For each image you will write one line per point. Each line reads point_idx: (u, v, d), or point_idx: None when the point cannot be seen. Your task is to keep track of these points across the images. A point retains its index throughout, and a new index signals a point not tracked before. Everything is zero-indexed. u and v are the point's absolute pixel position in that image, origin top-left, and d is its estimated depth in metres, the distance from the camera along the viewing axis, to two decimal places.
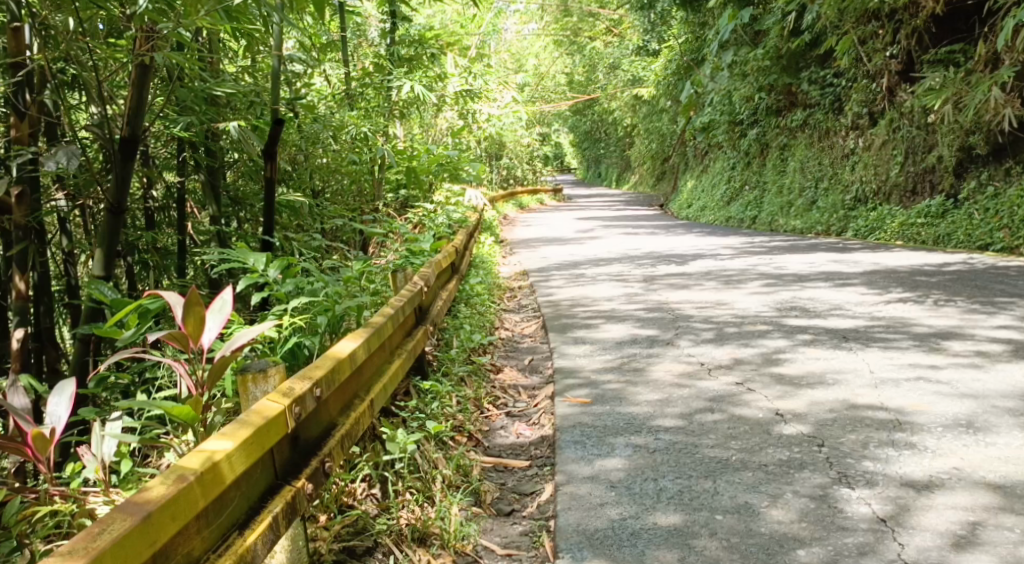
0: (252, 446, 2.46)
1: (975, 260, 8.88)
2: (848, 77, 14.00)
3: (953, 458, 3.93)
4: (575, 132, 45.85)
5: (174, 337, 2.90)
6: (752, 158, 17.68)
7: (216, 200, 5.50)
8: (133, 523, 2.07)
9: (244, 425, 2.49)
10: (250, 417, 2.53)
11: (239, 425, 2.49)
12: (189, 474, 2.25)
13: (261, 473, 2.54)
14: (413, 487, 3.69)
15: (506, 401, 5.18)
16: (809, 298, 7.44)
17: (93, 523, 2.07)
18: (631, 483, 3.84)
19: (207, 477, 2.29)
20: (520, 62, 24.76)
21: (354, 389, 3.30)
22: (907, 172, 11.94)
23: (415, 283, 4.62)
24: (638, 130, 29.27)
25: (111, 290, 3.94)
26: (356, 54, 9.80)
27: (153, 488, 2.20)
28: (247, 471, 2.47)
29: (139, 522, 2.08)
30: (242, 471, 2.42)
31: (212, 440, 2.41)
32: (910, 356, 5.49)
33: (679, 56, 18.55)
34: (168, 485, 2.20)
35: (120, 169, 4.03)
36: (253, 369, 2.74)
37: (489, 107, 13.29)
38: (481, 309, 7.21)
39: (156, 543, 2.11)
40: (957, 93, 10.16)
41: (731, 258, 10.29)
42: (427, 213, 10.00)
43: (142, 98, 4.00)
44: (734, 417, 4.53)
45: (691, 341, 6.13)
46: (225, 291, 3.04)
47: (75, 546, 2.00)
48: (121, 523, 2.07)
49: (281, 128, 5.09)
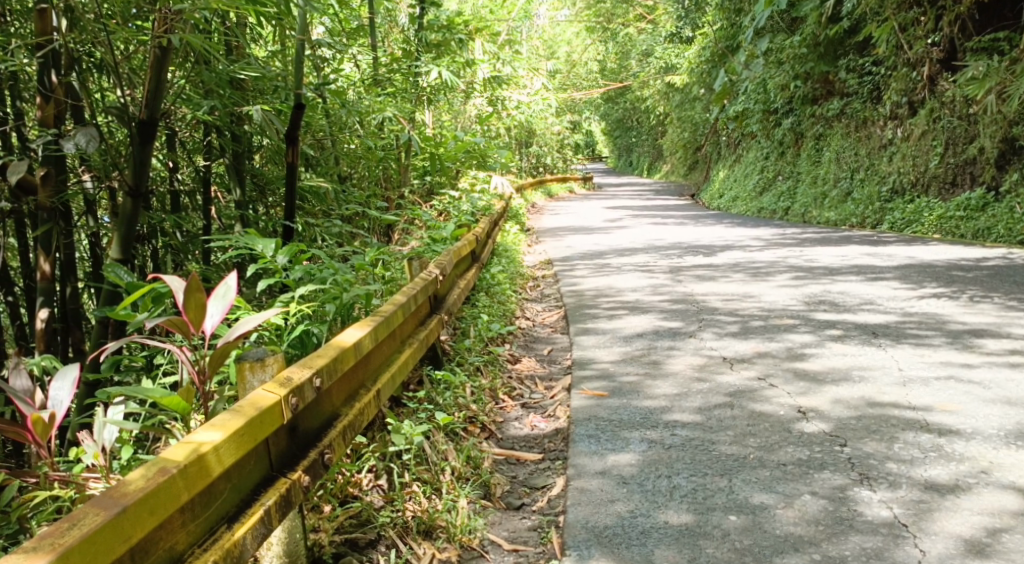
0: (242, 438, 2.42)
1: (1015, 255, 8.69)
2: (888, 66, 13.75)
3: (980, 462, 3.82)
4: (608, 119, 45.55)
5: (174, 324, 2.89)
6: (787, 148, 17.44)
7: (241, 184, 5.46)
8: (104, 519, 2.04)
9: (236, 416, 2.46)
10: (243, 408, 2.49)
11: (231, 416, 2.45)
12: (172, 467, 2.22)
13: (253, 465, 2.50)
14: (420, 478, 3.64)
15: (522, 392, 5.12)
16: (839, 292, 7.30)
17: (64, 518, 2.04)
18: (643, 480, 3.76)
19: (192, 470, 2.25)
20: (552, 49, 24.59)
21: (360, 378, 3.26)
22: (946, 164, 11.69)
23: (430, 272, 4.56)
24: (671, 119, 29.03)
25: (128, 274, 3.91)
26: (385, 40, 9.76)
27: (133, 480, 2.16)
28: (238, 463, 2.43)
29: (111, 518, 2.04)
30: (231, 464, 2.38)
31: (201, 430, 2.38)
32: (942, 354, 5.35)
33: (715, 43, 18.31)
34: (148, 477, 2.17)
35: (139, 151, 4.01)
36: (251, 357, 2.70)
37: (518, 94, 13.19)
38: (502, 298, 7.15)
39: (131, 540, 2.08)
40: (1000, 83, 9.94)
41: (761, 250, 10.13)
42: (453, 200, 9.94)
43: (160, 79, 3.97)
44: (754, 414, 4.44)
45: (714, 334, 6.03)
46: (230, 277, 3.01)
47: (42, 542, 1.97)
48: (93, 518, 2.03)
49: (302, 112, 5.06)
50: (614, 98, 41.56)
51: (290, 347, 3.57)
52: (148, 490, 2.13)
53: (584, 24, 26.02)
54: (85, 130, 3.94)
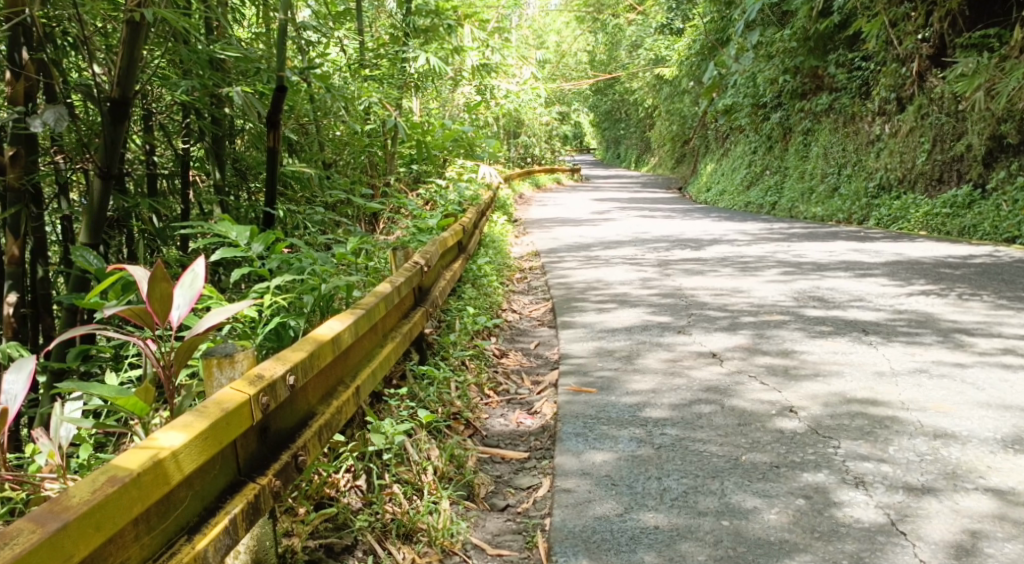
0: (206, 441, 2.26)
1: (1002, 253, 8.60)
2: (877, 61, 13.68)
3: (978, 467, 3.68)
4: (597, 110, 45.39)
5: (137, 314, 2.72)
6: (775, 142, 17.32)
7: (221, 168, 5.29)
8: (42, 536, 1.86)
9: (199, 417, 2.30)
10: (208, 408, 2.33)
11: (194, 417, 2.29)
12: (124, 475, 2.05)
13: (218, 470, 2.34)
14: (400, 479, 3.49)
15: (508, 387, 4.97)
16: (828, 288, 7.18)
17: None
18: (632, 482, 3.62)
19: (146, 479, 2.09)
20: (541, 39, 24.44)
21: (338, 374, 3.09)
22: (933, 160, 11.60)
23: (415, 263, 4.39)
24: (658, 112, 28.89)
25: (97, 258, 3.74)
26: (372, 25, 9.58)
27: (79, 490, 1.99)
28: (201, 469, 2.27)
29: (50, 535, 1.87)
30: (193, 470, 2.22)
31: (162, 433, 2.22)
32: (934, 352, 5.23)
33: (705, 36, 18.17)
34: (96, 487, 2.00)
35: (111, 131, 3.82)
36: (219, 353, 2.54)
37: (506, 83, 13.05)
38: (488, 290, 6.99)
39: (72, 559, 1.91)
40: (989, 80, 9.88)
41: (749, 245, 10.01)
42: (439, 188, 9.77)
43: (134, 56, 3.75)
44: (747, 412, 4.30)
45: (704, 329, 5.89)
46: (198, 264, 2.85)
47: None
48: (30, 533, 1.86)
49: (284, 95, 4.89)
50: (603, 89, 41.48)
51: (265, 339, 3.39)
52: (93, 502, 1.97)
53: (573, 14, 25.85)
54: (54, 109, 3.75)
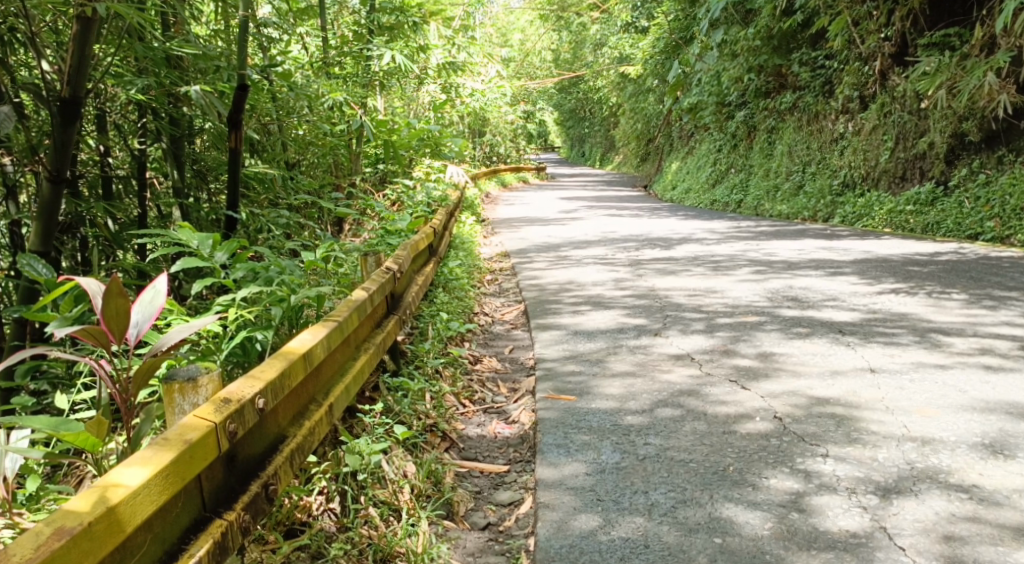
0: (167, 481, 2.09)
1: (967, 250, 8.55)
2: (841, 60, 13.66)
3: (971, 475, 3.56)
4: (561, 107, 45.27)
5: (91, 335, 2.52)
6: (739, 141, 17.25)
7: (180, 169, 5.01)
8: None
9: (161, 449, 2.13)
10: (169, 441, 2.16)
11: (154, 452, 2.12)
12: (73, 525, 1.88)
13: (180, 508, 2.16)
14: (377, 499, 3.31)
15: (484, 395, 4.80)
16: (801, 287, 7.08)
17: None
18: (618, 497, 3.46)
19: (98, 528, 1.91)
20: (504, 37, 24.26)
21: (310, 391, 2.91)
22: (896, 158, 11.55)
23: (386, 269, 4.20)
24: (623, 110, 28.79)
25: (46, 268, 3.54)
26: (335, 22, 9.34)
27: (24, 544, 1.82)
28: (161, 510, 2.09)
29: None
30: (152, 512, 2.05)
31: (119, 470, 2.05)
32: (912, 353, 5.12)
33: (668, 35, 18.10)
34: (41, 541, 1.83)
35: (59, 132, 3.60)
36: (180, 377, 2.33)
37: (472, 82, 12.86)
38: (460, 294, 6.81)
39: None
40: (951, 79, 9.88)
41: (719, 244, 9.92)
42: (406, 189, 9.57)
43: (82, 54, 3.53)
44: (731, 419, 4.14)
45: (680, 331, 5.76)
46: (159, 279, 2.66)
47: None
48: None
49: (244, 93, 4.69)
50: (567, 86, 41.46)
51: (230, 354, 3.19)
52: (38, 559, 1.79)
53: (537, 13, 25.67)
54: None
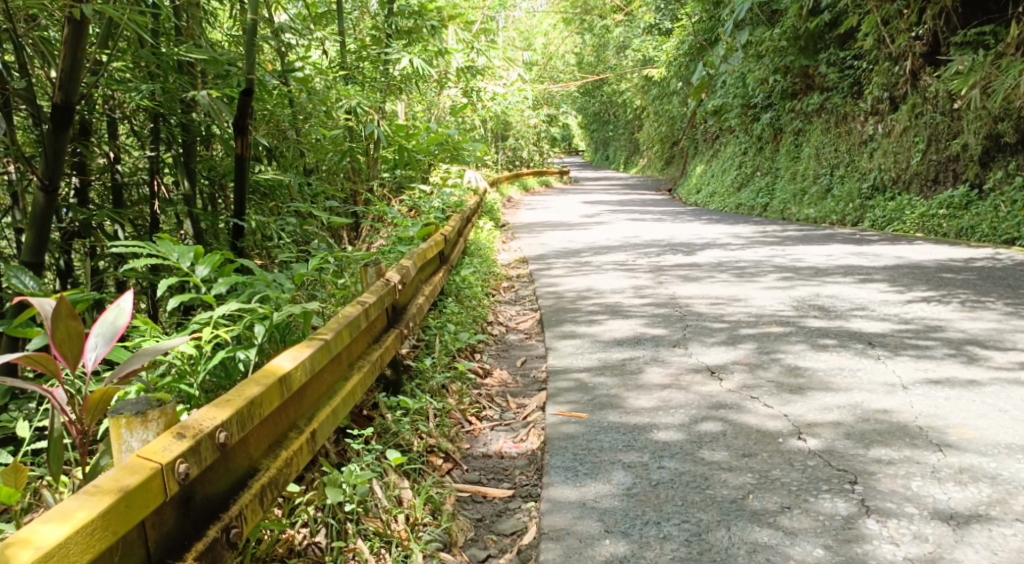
0: (90, 535, 1.96)
1: (1003, 256, 8.23)
2: (869, 60, 13.31)
3: (1015, 505, 3.29)
4: (585, 111, 44.97)
5: (35, 361, 2.38)
6: (765, 143, 16.93)
7: (191, 178, 4.83)
8: None
9: (88, 501, 2.00)
10: (101, 490, 2.03)
11: (84, 501, 2.00)
12: None
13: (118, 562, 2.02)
14: (367, 531, 3.14)
15: (492, 412, 4.58)
16: (828, 295, 6.80)
17: None
18: (628, 528, 3.23)
19: None
20: (527, 41, 24.03)
21: (290, 417, 2.73)
22: (928, 160, 11.23)
23: (388, 280, 3.99)
24: (648, 113, 28.45)
25: (33, 282, 3.38)
26: (354, 27, 9.21)
27: None
28: None
29: None
30: None
31: (43, 524, 1.94)
32: (947, 367, 4.85)
33: (693, 36, 17.79)
34: None
35: (51, 141, 3.42)
36: (127, 411, 2.18)
37: (493, 85, 12.64)
38: (472, 303, 6.61)
39: None
40: (985, 79, 9.52)
41: (743, 249, 9.65)
42: (422, 195, 9.38)
43: (76, 60, 3.34)
44: (750, 439, 3.90)
45: (701, 342, 5.52)
46: (123, 298, 2.50)
47: None
48: None
49: (248, 99, 4.53)
50: (591, 89, 41.00)
51: (211, 375, 3.03)
52: None
53: (560, 15, 25.42)
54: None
